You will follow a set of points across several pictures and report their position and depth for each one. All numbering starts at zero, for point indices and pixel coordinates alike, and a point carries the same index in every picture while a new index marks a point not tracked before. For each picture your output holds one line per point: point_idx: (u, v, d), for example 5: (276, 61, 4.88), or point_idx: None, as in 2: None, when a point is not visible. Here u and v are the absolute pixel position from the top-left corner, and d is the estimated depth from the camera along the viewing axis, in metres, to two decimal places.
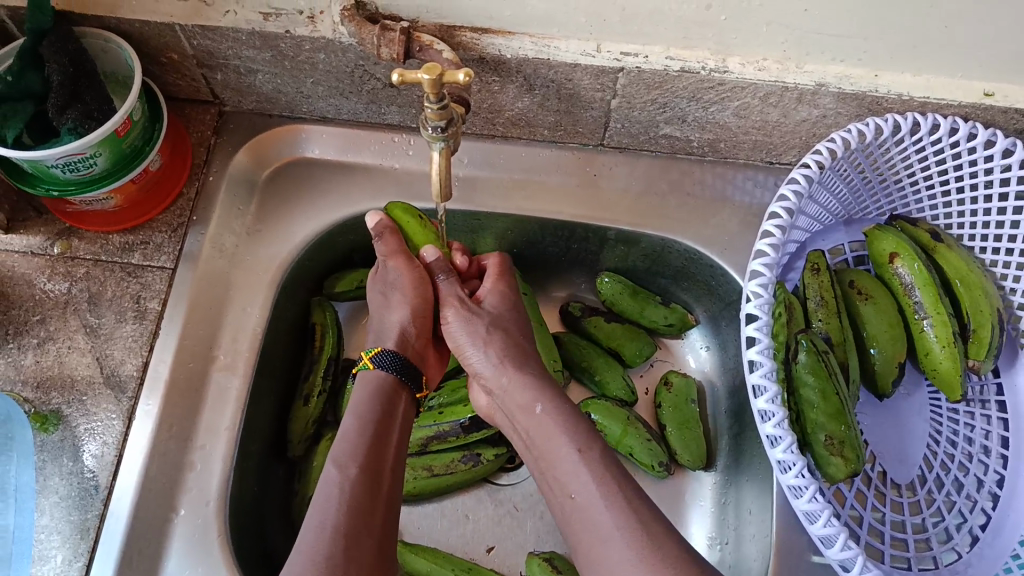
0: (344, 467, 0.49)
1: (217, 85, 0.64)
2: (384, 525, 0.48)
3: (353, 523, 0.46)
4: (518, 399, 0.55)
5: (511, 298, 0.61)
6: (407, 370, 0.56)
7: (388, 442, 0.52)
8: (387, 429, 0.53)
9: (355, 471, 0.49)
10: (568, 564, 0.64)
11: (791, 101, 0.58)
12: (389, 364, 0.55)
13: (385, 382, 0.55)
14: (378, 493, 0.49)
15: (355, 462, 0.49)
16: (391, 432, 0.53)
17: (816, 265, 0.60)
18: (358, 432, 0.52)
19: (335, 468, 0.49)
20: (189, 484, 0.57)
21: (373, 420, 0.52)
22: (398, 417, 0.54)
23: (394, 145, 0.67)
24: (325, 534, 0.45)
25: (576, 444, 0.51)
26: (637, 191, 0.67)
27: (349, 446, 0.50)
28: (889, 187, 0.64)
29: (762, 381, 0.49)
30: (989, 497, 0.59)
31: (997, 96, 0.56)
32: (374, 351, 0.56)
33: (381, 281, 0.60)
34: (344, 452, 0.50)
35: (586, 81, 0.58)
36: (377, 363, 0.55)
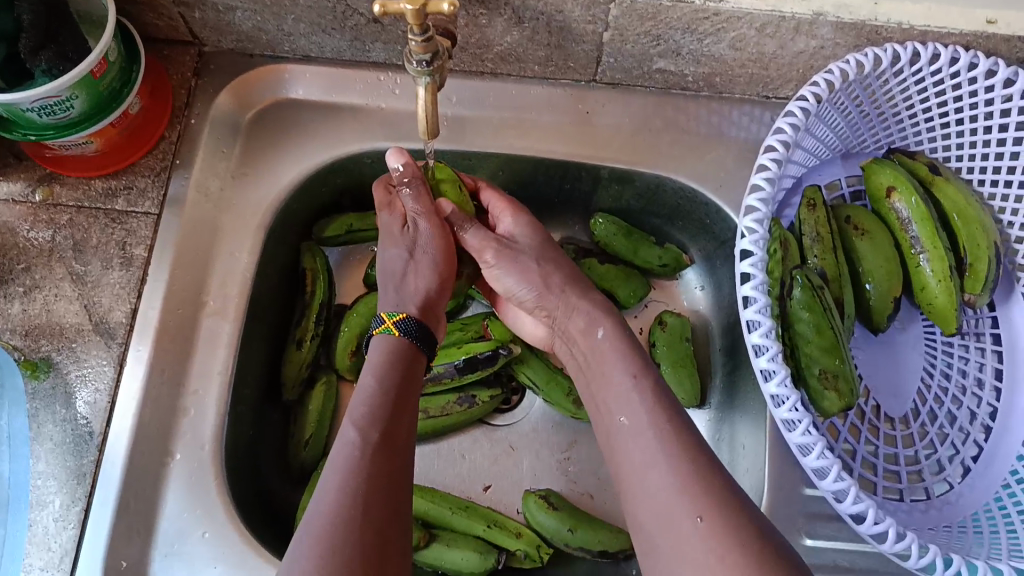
0: (362, 431, 0.47)
1: (196, 23, 0.62)
2: (401, 485, 0.47)
3: (370, 485, 0.45)
4: (578, 323, 0.58)
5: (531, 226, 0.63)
6: (427, 335, 0.55)
7: (405, 403, 0.50)
8: (404, 392, 0.51)
9: (375, 435, 0.47)
10: (563, 501, 0.64)
11: (788, 31, 0.56)
12: (411, 330, 0.54)
13: (407, 349, 0.54)
14: (396, 457, 0.47)
15: (374, 426, 0.47)
16: (410, 396, 0.51)
17: (813, 201, 0.59)
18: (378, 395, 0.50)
19: (351, 431, 0.47)
20: (184, 429, 0.57)
21: (391, 382, 0.50)
22: (414, 380, 0.52)
23: (381, 84, 0.65)
24: (343, 496, 0.44)
25: (630, 373, 0.52)
26: (629, 129, 0.66)
27: (366, 410, 0.48)
28: (887, 120, 0.63)
29: (757, 317, 0.49)
30: (981, 428, 0.60)
31: (1000, 24, 0.55)
32: (398, 316, 0.55)
33: (402, 240, 0.58)
34: (361, 415, 0.48)
35: (577, 13, 0.56)
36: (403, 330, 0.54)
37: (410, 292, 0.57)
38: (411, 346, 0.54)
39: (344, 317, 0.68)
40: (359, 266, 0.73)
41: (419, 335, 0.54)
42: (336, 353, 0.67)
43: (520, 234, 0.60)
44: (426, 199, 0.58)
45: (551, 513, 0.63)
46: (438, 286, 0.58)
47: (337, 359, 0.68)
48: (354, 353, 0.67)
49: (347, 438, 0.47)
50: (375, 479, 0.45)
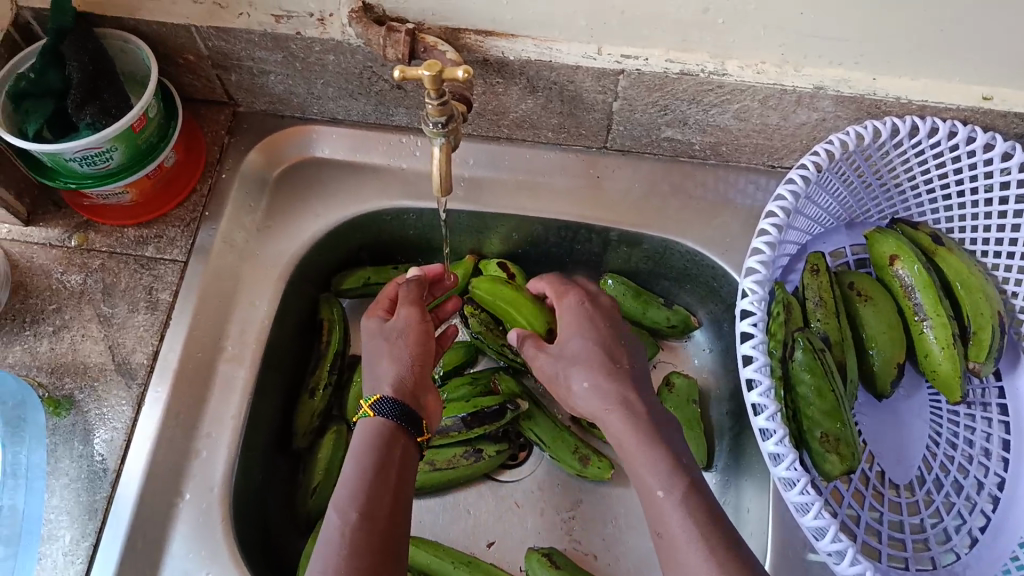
0: (344, 512, 0.48)
1: (231, 86, 0.66)
2: (389, 559, 0.47)
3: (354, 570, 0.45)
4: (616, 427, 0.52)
5: (597, 309, 0.58)
6: (412, 415, 0.54)
7: (389, 481, 0.50)
8: (387, 467, 0.51)
9: (354, 515, 0.48)
10: (565, 558, 0.64)
11: (790, 104, 0.59)
12: (392, 412, 0.53)
13: (387, 426, 0.52)
14: (381, 533, 0.48)
15: (354, 504, 0.48)
16: (392, 467, 0.51)
17: (816, 267, 0.60)
18: (359, 474, 0.50)
19: (335, 513, 0.49)
20: (194, 472, 0.59)
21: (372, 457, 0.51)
22: (399, 453, 0.52)
23: (401, 146, 0.69)
24: None
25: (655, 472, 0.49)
26: (638, 194, 0.68)
27: (348, 490, 0.49)
28: (889, 191, 0.64)
29: (755, 375, 0.50)
30: (989, 498, 0.59)
31: (995, 100, 0.57)
32: (374, 398, 0.54)
33: (382, 331, 0.59)
34: (344, 496, 0.49)
35: (587, 83, 0.59)
36: (380, 411, 0.53)
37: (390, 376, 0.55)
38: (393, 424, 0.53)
39: (357, 368, 0.70)
40: None
41: (399, 415, 0.53)
42: (348, 404, 0.69)
43: (579, 336, 0.56)
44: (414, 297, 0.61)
45: (553, 571, 0.63)
46: (419, 365, 0.57)
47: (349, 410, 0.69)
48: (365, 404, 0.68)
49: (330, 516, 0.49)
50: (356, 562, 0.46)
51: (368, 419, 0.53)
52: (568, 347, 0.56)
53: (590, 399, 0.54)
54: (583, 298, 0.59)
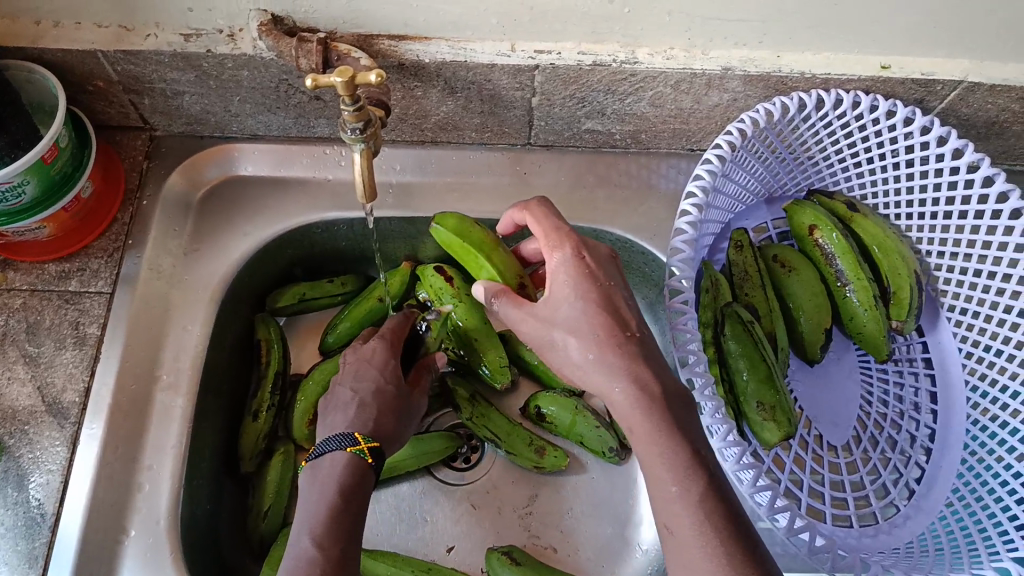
0: (326, 548, 0.48)
1: (146, 110, 0.65)
2: None
3: None
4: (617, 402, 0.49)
5: (594, 265, 0.51)
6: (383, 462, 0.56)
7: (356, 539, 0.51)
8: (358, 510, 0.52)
9: (333, 552, 0.48)
10: (526, 555, 0.65)
11: (701, 87, 0.60)
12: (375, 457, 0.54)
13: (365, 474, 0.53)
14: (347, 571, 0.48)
15: (335, 545, 0.49)
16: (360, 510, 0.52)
17: (739, 243, 0.62)
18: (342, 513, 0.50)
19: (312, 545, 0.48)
20: (138, 505, 0.57)
21: (350, 500, 0.51)
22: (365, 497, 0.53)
23: (326, 157, 0.68)
24: None
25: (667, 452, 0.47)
26: (565, 187, 0.69)
27: (328, 526, 0.49)
28: (803, 164, 0.67)
29: (687, 351, 0.52)
30: (922, 450, 0.63)
31: (894, 68, 0.59)
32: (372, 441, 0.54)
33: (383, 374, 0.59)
34: (322, 530, 0.49)
35: (505, 80, 0.60)
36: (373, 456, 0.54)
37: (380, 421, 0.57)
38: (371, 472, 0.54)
39: (300, 387, 0.69)
40: (310, 335, 0.74)
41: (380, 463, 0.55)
42: (293, 423, 0.67)
43: (574, 304, 0.50)
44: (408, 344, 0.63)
45: (515, 568, 0.63)
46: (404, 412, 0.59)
47: (294, 429, 0.68)
48: (312, 421, 0.67)
49: (305, 554, 0.48)
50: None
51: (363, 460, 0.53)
52: (560, 312, 0.50)
53: (590, 370, 0.49)
54: (579, 252, 0.51)
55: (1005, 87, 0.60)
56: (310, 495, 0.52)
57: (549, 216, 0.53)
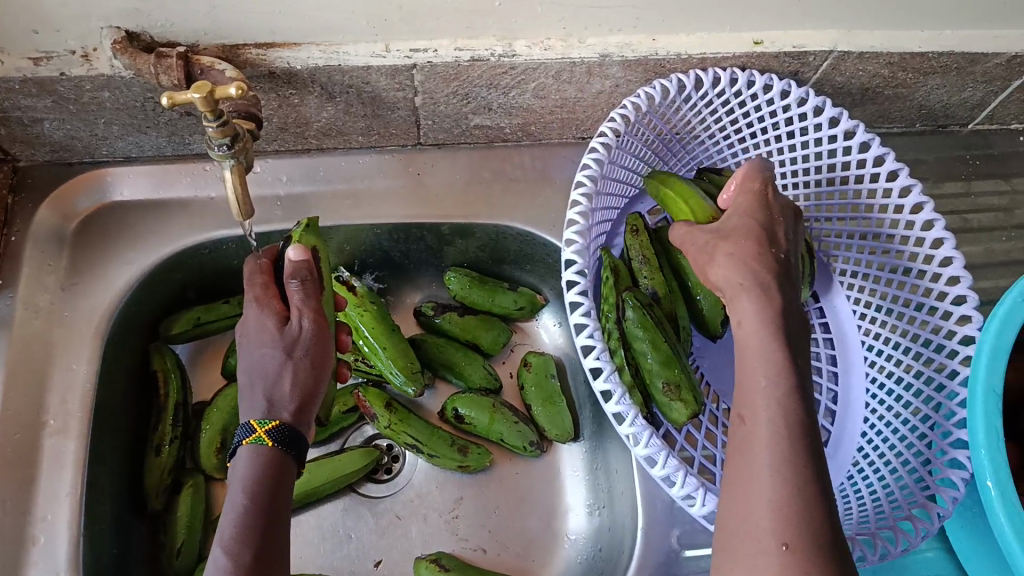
0: (237, 555, 0.43)
1: (4, 139, 0.61)
2: None
3: None
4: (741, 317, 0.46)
5: (775, 198, 0.51)
6: (299, 442, 0.48)
7: (280, 537, 0.46)
8: (279, 504, 0.46)
9: (250, 557, 0.43)
10: (454, 560, 0.64)
11: (582, 75, 0.60)
12: (284, 442, 0.47)
13: (280, 460, 0.47)
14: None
15: (250, 549, 0.44)
16: (283, 505, 0.47)
17: (635, 227, 0.63)
18: (254, 512, 0.45)
19: (224, 556, 0.43)
20: (34, 560, 0.54)
21: (266, 496, 0.45)
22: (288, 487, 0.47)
23: (207, 175, 0.66)
24: None
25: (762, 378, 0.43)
26: (460, 185, 0.68)
27: (241, 530, 0.44)
28: (689, 144, 0.67)
29: (589, 340, 0.51)
30: (826, 414, 0.65)
31: (766, 43, 0.60)
32: (272, 423, 0.47)
33: (275, 339, 0.49)
34: (234, 537, 0.44)
35: (383, 82, 0.58)
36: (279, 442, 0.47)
37: (280, 396, 0.48)
38: (286, 456, 0.47)
39: (204, 415, 0.66)
40: (213, 360, 0.71)
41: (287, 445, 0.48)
42: (201, 452, 0.65)
43: (743, 217, 0.50)
44: (313, 298, 0.51)
45: None
46: (314, 377, 0.50)
47: (203, 459, 0.65)
48: (220, 449, 0.65)
49: (223, 571, 0.43)
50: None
51: (262, 446, 0.47)
52: (725, 222, 0.51)
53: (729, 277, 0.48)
54: (767, 183, 0.51)
55: (872, 54, 0.62)
56: (227, 500, 0.45)
57: (760, 160, 0.54)
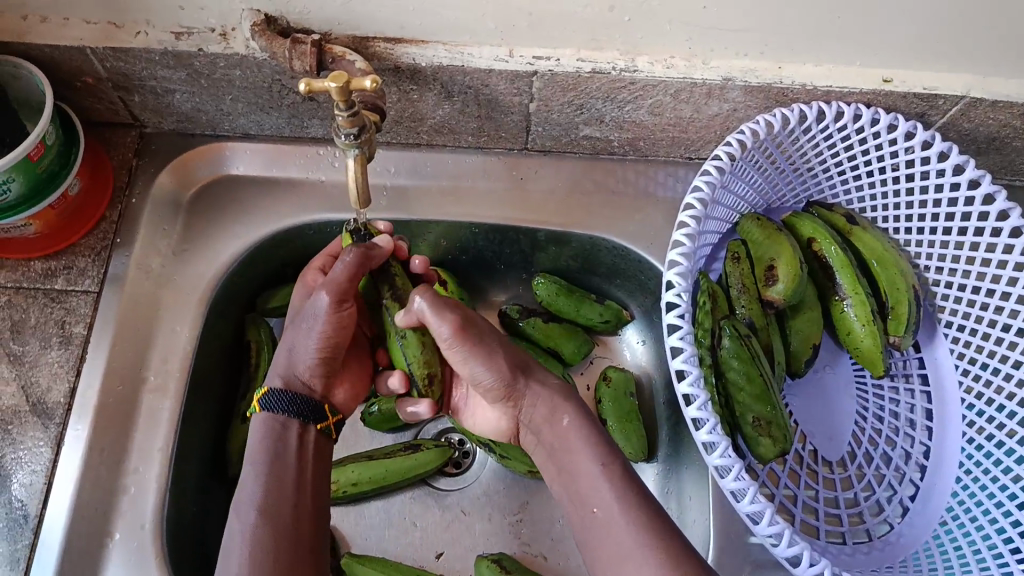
0: (244, 515, 0.47)
1: (136, 106, 0.64)
2: (298, 557, 0.46)
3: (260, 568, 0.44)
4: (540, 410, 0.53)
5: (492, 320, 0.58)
6: (304, 405, 0.52)
7: (291, 496, 0.49)
8: (281, 463, 0.50)
9: (254, 516, 0.47)
10: (516, 563, 0.64)
11: (701, 97, 0.59)
12: (279, 405, 0.51)
13: (276, 421, 0.51)
14: (287, 533, 0.47)
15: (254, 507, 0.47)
16: (289, 465, 0.50)
17: (737, 254, 0.61)
18: (256, 474, 0.49)
19: (235, 518, 0.47)
20: (123, 510, 0.56)
21: (263, 457, 0.49)
22: (292, 448, 0.51)
23: (319, 158, 0.67)
24: None
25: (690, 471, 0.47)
26: (562, 194, 0.68)
27: (249, 492, 0.48)
28: (803, 176, 0.66)
29: (685, 365, 0.51)
30: (916, 468, 0.62)
31: (895, 82, 0.58)
32: (262, 391, 0.52)
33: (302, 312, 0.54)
34: (244, 499, 0.48)
35: (502, 86, 0.59)
36: (267, 405, 0.51)
37: (280, 365, 0.53)
38: (280, 417, 0.51)
39: None
40: None
41: (287, 407, 0.51)
42: None
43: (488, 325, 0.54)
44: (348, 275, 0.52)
45: None
46: (324, 356, 0.53)
47: None
48: None
49: (235, 530, 0.47)
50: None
51: (257, 412, 0.52)
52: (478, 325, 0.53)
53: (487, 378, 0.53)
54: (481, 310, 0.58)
55: (1007, 103, 0.59)
56: (244, 472, 0.50)
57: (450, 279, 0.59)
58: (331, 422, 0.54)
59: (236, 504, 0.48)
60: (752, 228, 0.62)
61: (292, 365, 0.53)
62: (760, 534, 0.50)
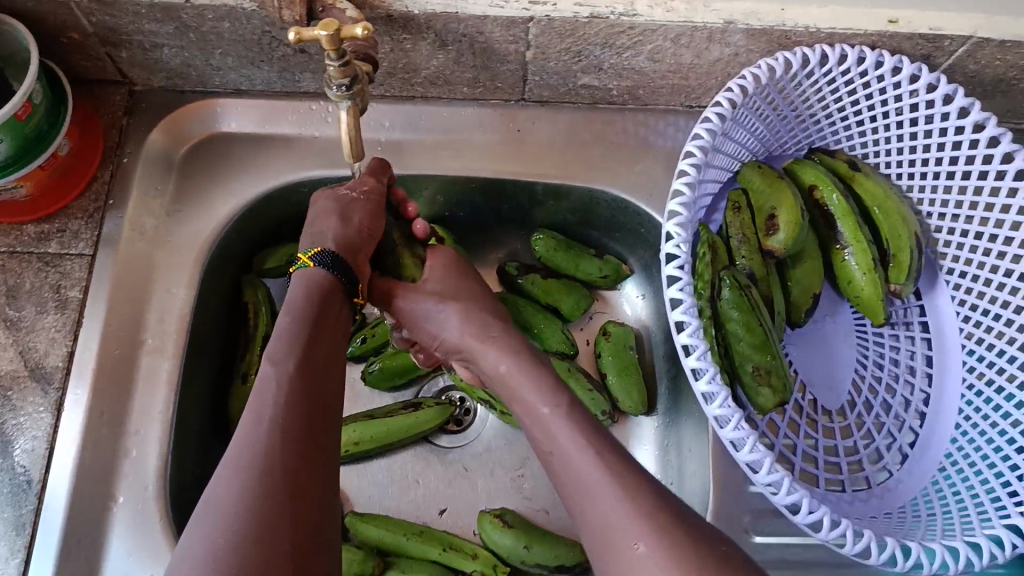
0: (280, 362, 0.45)
1: (123, 63, 0.62)
2: (325, 419, 0.44)
3: (293, 419, 0.42)
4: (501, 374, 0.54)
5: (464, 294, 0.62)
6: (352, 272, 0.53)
7: (321, 366, 0.47)
8: (318, 331, 0.48)
9: (291, 367, 0.45)
10: (519, 518, 0.64)
11: (702, 41, 0.58)
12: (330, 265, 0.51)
13: (325, 282, 0.51)
14: (319, 393, 0.45)
15: (290, 358, 0.45)
16: (321, 339, 0.48)
17: (737, 204, 0.61)
18: (291, 332, 0.47)
19: (269, 363, 0.45)
20: (125, 472, 0.56)
21: (304, 321, 0.48)
22: (327, 321, 0.49)
23: (312, 114, 0.66)
24: (263, 431, 0.41)
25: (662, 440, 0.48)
26: (560, 145, 0.67)
27: (283, 345, 0.46)
28: (805, 121, 0.65)
29: (684, 317, 0.50)
30: (916, 415, 0.62)
31: (901, 23, 0.57)
32: (316, 251, 0.52)
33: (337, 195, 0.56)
34: (278, 349, 0.46)
35: (497, 33, 0.57)
36: (320, 263, 0.51)
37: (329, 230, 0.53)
38: (330, 278, 0.51)
39: None
40: None
41: (339, 269, 0.52)
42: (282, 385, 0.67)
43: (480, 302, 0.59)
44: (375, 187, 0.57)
45: (505, 530, 0.63)
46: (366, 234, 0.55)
47: None
48: None
49: (264, 377, 0.44)
50: (276, 475, 0.39)
51: (307, 268, 0.51)
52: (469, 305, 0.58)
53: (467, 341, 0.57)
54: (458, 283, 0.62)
55: (1014, 43, 0.58)
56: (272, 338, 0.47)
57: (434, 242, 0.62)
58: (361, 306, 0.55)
59: (269, 350, 0.46)
60: (752, 176, 0.61)
61: (344, 232, 0.54)
62: (759, 483, 0.50)
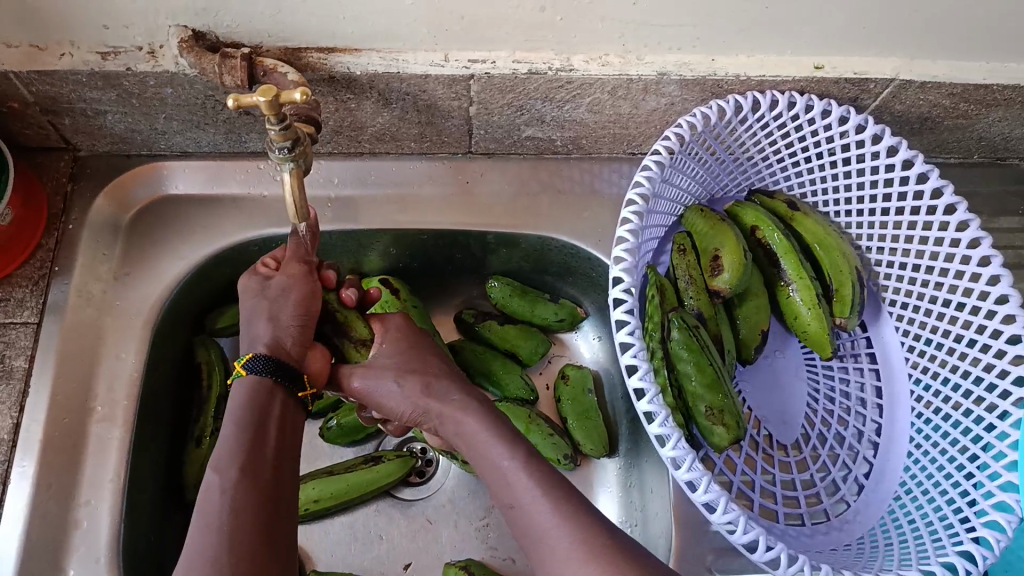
0: (224, 470, 0.46)
1: (67, 130, 0.62)
2: (275, 517, 0.46)
3: (243, 529, 0.44)
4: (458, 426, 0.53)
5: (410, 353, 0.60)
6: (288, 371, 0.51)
7: (269, 460, 0.48)
8: (263, 426, 0.49)
9: (234, 472, 0.46)
10: (483, 569, 0.63)
11: (638, 92, 0.60)
12: (265, 370, 0.50)
13: (263, 384, 0.50)
14: (266, 493, 0.46)
15: (234, 464, 0.46)
16: (268, 432, 0.49)
17: (682, 246, 0.63)
18: (235, 434, 0.48)
19: (215, 473, 0.46)
20: (75, 545, 0.55)
21: (247, 418, 0.48)
22: (274, 414, 0.50)
23: (260, 173, 0.67)
24: (212, 545, 0.43)
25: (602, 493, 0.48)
26: (509, 196, 0.68)
27: (227, 450, 0.47)
28: (743, 164, 0.67)
29: (634, 361, 0.51)
30: (869, 445, 0.64)
31: (826, 68, 0.59)
32: (247, 357, 0.51)
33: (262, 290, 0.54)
34: (222, 455, 0.47)
35: (440, 91, 0.59)
36: (252, 369, 0.50)
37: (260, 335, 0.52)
38: (267, 382, 0.50)
39: None
40: None
41: (274, 370, 0.50)
42: None
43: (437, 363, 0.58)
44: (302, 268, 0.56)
45: None
46: (298, 327, 0.53)
47: None
48: None
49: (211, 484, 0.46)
50: None
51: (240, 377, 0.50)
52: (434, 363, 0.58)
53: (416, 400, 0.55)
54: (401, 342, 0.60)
55: (935, 83, 0.61)
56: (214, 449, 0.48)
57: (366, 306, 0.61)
58: (309, 393, 0.53)
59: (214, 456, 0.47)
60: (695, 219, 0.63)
61: (274, 332, 0.52)
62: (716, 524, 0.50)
